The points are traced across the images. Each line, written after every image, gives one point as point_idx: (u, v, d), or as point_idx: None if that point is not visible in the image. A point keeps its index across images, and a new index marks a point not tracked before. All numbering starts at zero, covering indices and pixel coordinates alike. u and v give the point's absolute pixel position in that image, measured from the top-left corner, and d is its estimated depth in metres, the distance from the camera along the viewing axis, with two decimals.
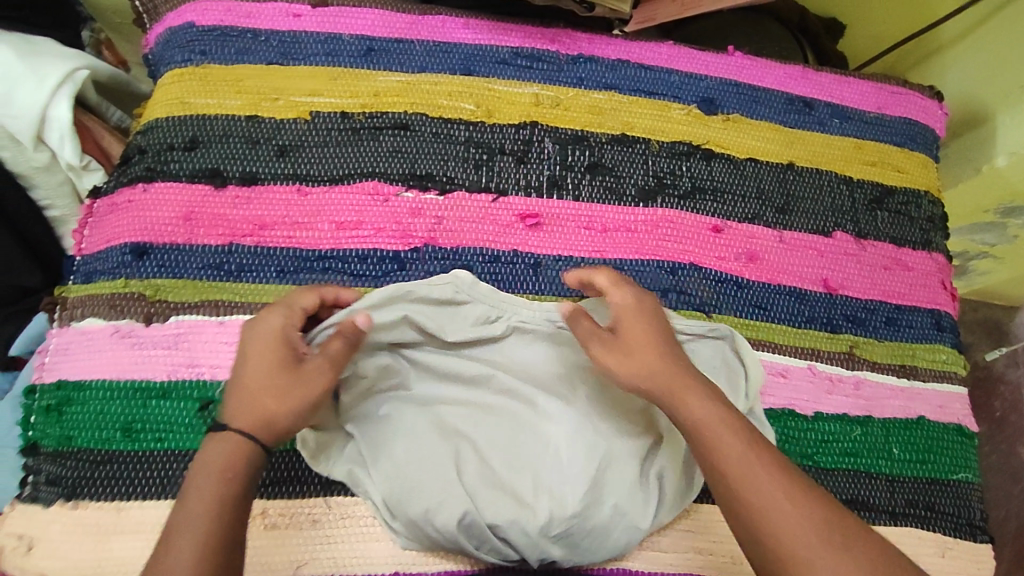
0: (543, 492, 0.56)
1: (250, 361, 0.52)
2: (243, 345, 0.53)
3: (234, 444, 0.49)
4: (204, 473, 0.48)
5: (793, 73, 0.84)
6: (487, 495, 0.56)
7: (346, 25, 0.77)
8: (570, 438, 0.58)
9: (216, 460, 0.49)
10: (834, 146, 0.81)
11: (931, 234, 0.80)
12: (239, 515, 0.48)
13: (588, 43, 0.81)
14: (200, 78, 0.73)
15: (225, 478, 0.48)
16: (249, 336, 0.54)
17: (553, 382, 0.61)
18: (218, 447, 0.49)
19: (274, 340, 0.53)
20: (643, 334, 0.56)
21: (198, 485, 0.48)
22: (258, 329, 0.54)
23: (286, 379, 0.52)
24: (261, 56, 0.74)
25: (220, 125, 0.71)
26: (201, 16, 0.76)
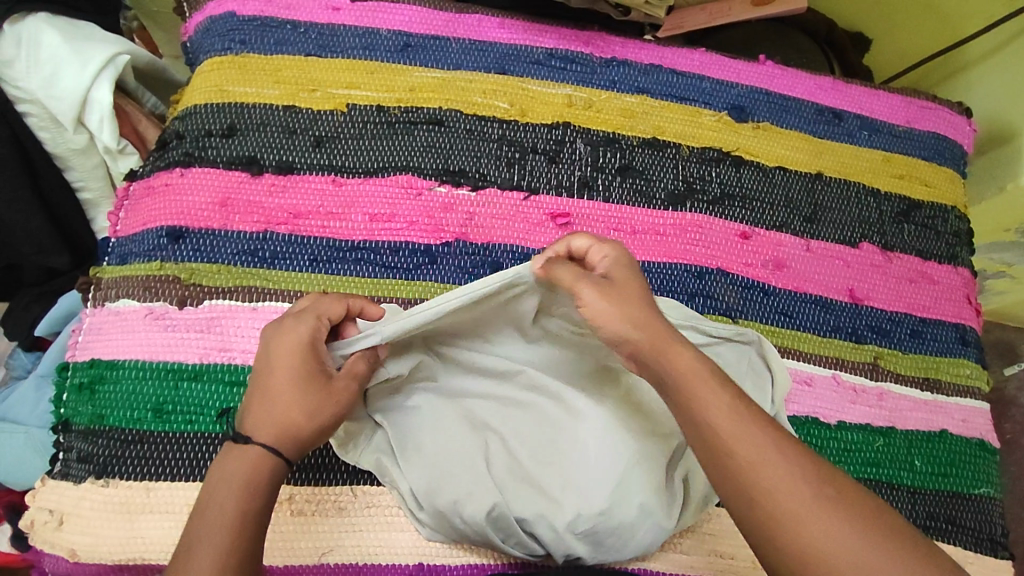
0: (571, 489, 0.55)
1: (277, 372, 0.51)
2: (269, 353, 0.52)
3: (258, 457, 0.49)
4: (228, 484, 0.48)
5: (823, 84, 0.85)
6: (514, 489, 0.56)
7: (384, 21, 0.78)
8: (599, 437, 0.57)
9: (239, 473, 0.49)
10: (862, 158, 0.82)
11: (957, 248, 0.81)
12: (261, 527, 0.48)
13: (621, 47, 0.82)
14: (240, 67, 0.74)
15: (248, 491, 0.48)
16: (277, 345, 0.52)
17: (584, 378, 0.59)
18: (241, 460, 0.49)
19: (301, 352, 0.52)
20: (631, 289, 0.50)
21: (220, 496, 0.47)
22: (283, 339, 0.52)
23: (315, 396, 0.51)
24: (300, 47, 0.75)
25: (258, 114, 0.72)
26: (243, 6, 0.77)
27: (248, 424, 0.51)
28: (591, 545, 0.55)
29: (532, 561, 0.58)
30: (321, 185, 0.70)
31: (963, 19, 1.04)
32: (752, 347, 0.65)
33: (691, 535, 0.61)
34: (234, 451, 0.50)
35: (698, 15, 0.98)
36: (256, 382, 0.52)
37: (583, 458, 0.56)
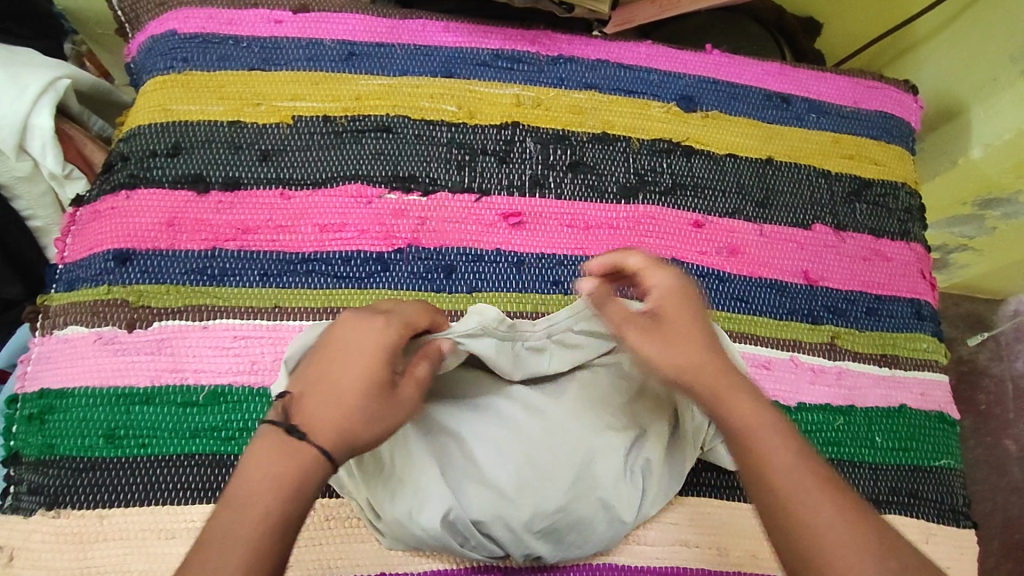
0: (530, 487, 0.55)
1: (346, 369, 0.48)
2: (345, 348, 0.49)
3: (310, 460, 0.46)
4: (275, 484, 0.45)
5: (770, 70, 0.85)
6: (470, 492, 0.55)
7: (327, 31, 0.77)
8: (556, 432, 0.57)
9: (286, 472, 0.45)
10: (812, 141, 0.83)
11: (909, 224, 0.82)
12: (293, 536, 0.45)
13: (568, 44, 0.82)
14: (182, 85, 0.73)
15: (296, 499, 0.45)
16: (349, 343, 0.50)
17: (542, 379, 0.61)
18: (288, 458, 0.45)
19: (377, 356, 0.49)
20: (686, 325, 0.53)
21: (263, 497, 0.44)
22: (364, 338, 0.50)
23: (379, 404, 0.49)
24: (242, 62, 0.74)
25: (202, 131, 0.71)
26: (183, 24, 0.76)
27: (301, 418, 0.47)
28: (550, 540, 0.56)
29: (493, 563, 0.58)
30: (269, 198, 0.69)
31: None
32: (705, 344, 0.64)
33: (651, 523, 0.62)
34: (283, 446, 0.46)
35: (647, 8, 0.99)
36: (321, 371, 0.49)
37: (541, 455, 0.56)
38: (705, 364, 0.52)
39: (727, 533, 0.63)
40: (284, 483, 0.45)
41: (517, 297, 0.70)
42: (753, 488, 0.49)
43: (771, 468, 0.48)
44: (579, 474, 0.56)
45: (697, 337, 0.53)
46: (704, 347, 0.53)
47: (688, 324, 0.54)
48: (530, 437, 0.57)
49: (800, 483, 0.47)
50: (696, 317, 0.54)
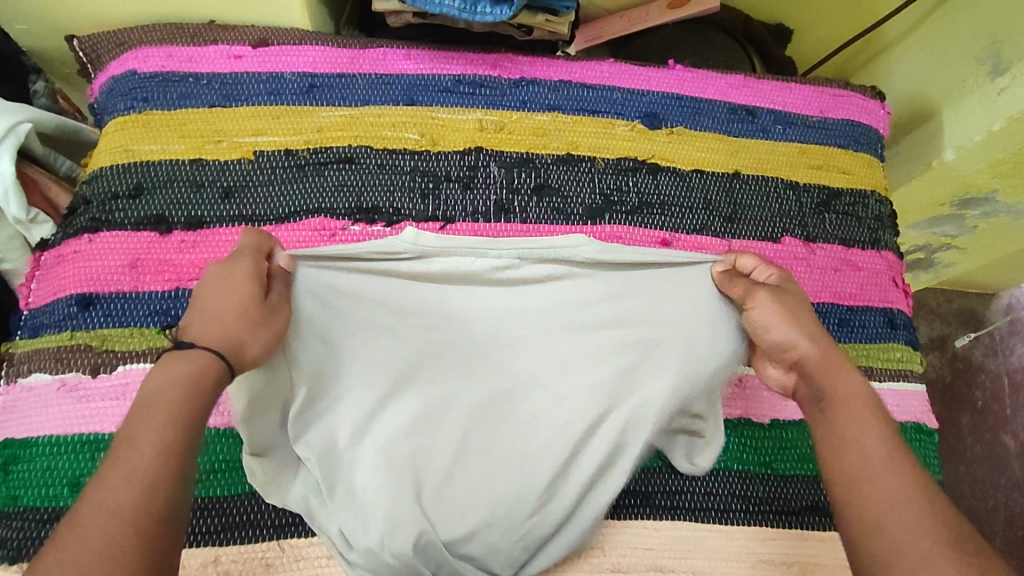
0: (504, 505, 0.58)
1: (217, 297, 0.52)
2: (211, 288, 0.52)
3: (203, 361, 0.49)
4: (170, 387, 0.48)
5: (735, 82, 0.85)
6: (440, 513, 0.58)
7: (288, 63, 0.77)
8: (521, 449, 0.60)
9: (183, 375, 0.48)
10: (779, 153, 0.83)
11: (880, 232, 0.81)
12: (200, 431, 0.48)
13: (530, 66, 0.82)
14: (143, 125, 0.73)
15: (194, 391, 0.48)
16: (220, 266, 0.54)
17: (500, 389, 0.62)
18: (181, 364, 0.49)
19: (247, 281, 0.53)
20: (799, 304, 0.59)
21: (161, 398, 0.47)
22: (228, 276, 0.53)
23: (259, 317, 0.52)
24: (203, 99, 0.75)
25: (164, 170, 0.71)
26: (143, 63, 0.76)
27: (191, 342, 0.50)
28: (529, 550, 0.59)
29: None
30: (233, 235, 0.70)
31: (877, 2, 1.05)
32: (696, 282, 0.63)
33: (621, 546, 0.63)
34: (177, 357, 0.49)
35: (616, 23, 1.05)
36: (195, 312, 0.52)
37: (513, 471, 0.59)
38: (820, 346, 0.57)
39: (702, 555, 0.63)
40: (187, 388, 0.48)
41: None
42: (838, 458, 0.53)
43: (862, 449, 0.52)
44: (551, 488, 0.59)
45: (805, 319, 0.59)
46: (809, 326, 0.58)
47: (794, 304, 0.59)
48: (500, 454, 0.60)
49: (883, 459, 0.52)
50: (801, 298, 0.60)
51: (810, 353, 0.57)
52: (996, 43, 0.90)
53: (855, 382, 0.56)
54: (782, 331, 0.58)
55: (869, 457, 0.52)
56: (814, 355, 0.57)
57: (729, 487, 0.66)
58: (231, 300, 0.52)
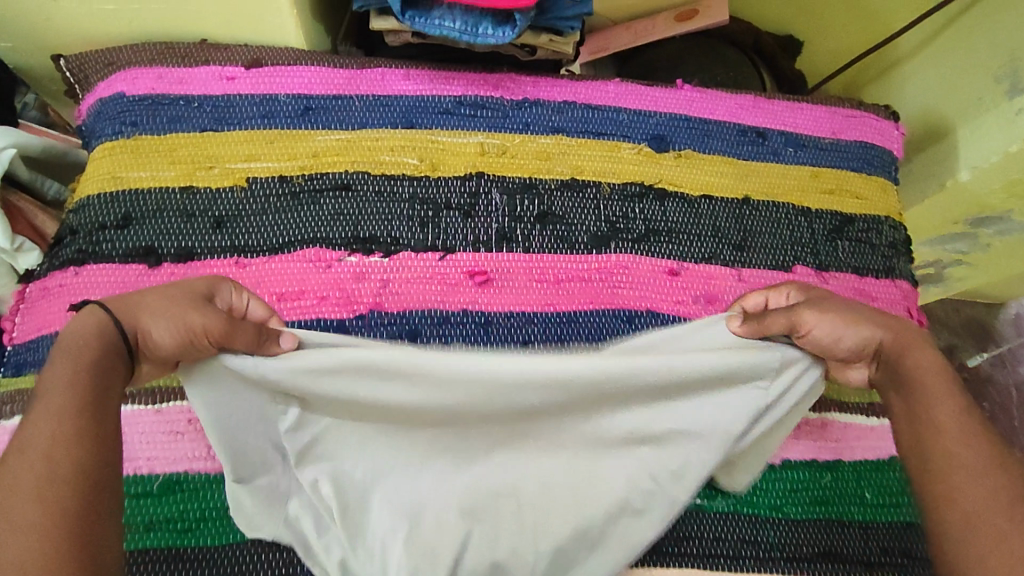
0: (498, 541, 0.58)
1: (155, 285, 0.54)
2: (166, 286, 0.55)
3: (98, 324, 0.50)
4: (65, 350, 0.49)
5: (745, 103, 0.82)
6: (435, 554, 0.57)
7: (282, 85, 0.75)
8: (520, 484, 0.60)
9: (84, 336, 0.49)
10: (790, 177, 0.80)
11: (894, 260, 0.79)
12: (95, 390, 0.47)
13: (533, 86, 0.79)
14: (131, 151, 0.70)
15: (84, 349, 0.48)
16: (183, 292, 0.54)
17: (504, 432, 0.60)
18: (86, 325, 0.50)
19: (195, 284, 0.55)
20: (853, 309, 0.61)
21: (58, 362, 0.48)
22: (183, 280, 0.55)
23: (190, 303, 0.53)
24: (194, 123, 0.72)
25: (154, 199, 0.69)
26: (132, 85, 0.73)
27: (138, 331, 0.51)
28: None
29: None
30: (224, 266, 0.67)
31: (891, 14, 1.02)
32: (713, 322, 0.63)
33: None
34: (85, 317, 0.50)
35: (622, 35, 1.03)
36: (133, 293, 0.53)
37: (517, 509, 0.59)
38: (896, 324, 0.60)
39: None
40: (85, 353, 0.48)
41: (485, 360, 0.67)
42: (917, 433, 0.56)
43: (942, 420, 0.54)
44: (557, 520, 0.59)
45: (869, 306, 0.62)
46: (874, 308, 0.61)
47: (849, 298, 0.63)
48: (506, 483, 0.60)
49: (957, 428, 0.54)
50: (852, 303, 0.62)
51: (896, 336, 0.59)
52: (1013, 61, 0.86)
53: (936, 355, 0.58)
54: (852, 332, 0.59)
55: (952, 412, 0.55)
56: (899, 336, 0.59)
57: (737, 532, 0.64)
58: (196, 322, 0.51)
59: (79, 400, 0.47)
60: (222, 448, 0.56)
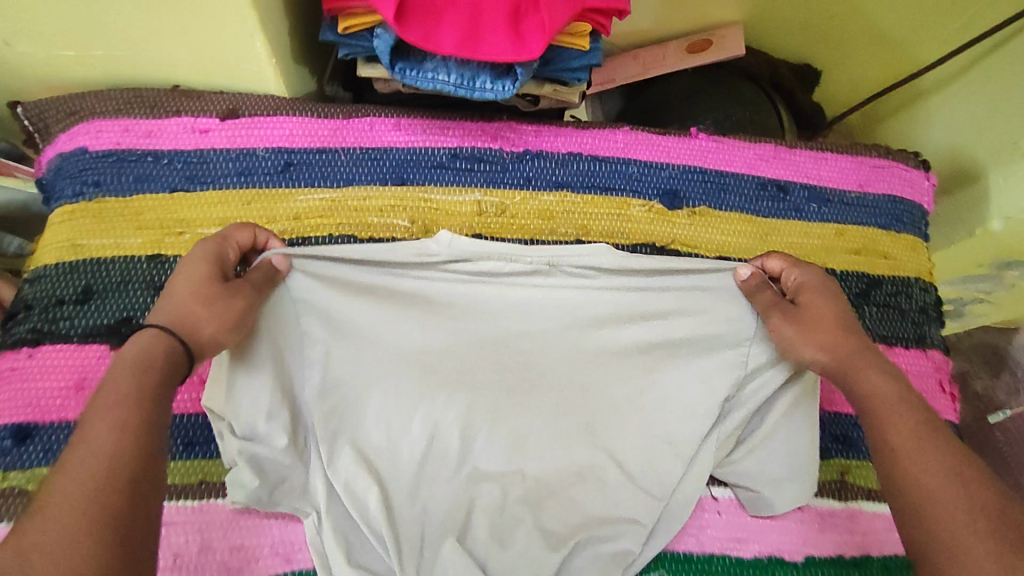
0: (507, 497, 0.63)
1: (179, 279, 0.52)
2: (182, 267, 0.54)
3: (156, 338, 0.48)
4: (121, 365, 0.46)
5: (765, 153, 0.76)
6: (451, 511, 0.62)
7: (261, 138, 0.68)
8: (517, 451, 0.64)
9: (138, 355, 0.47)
10: (812, 235, 0.74)
11: (925, 327, 0.73)
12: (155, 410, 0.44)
13: (535, 136, 0.73)
14: (94, 215, 0.64)
15: (143, 368, 0.46)
16: (194, 276, 0.52)
17: (494, 387, 0.65)
18: (140, 343, 0.47)
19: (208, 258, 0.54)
20: (826, 314, 0.59)
21: (115, 377, 0.45)
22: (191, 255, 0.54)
23: (211, 289, 0.52)
24: (164, 182, 0.66)
25: (117, 269, 0.63)
26: (95, 139, 0.67)
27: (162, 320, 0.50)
28: (551, 540, 0.61)
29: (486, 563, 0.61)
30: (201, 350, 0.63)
31: (917, 46, 0.95)
32: (726, 293, 0.64)
33: None
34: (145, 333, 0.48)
35: (630, 65, 0.97)
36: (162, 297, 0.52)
37: (518, 467, 0.64)
38: (848, 344, 0.57)
39: None
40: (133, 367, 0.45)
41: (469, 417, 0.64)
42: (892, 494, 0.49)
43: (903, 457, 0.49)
44: (562, 477, 0.64)
45: (837, 329, 0.57)
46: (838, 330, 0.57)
47: (825, 313, 0.59)
48: (507, 452, 0.64)
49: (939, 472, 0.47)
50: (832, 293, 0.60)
51: (830, 356, 0.57)
52: None
53: (889, 378, 0.54)
54: (808, 334, 0.58)
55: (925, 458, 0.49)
56: (835, 355, 0.57)
57: None
58: (234, 303, 0.53)
59: (138, 415, 0.43)
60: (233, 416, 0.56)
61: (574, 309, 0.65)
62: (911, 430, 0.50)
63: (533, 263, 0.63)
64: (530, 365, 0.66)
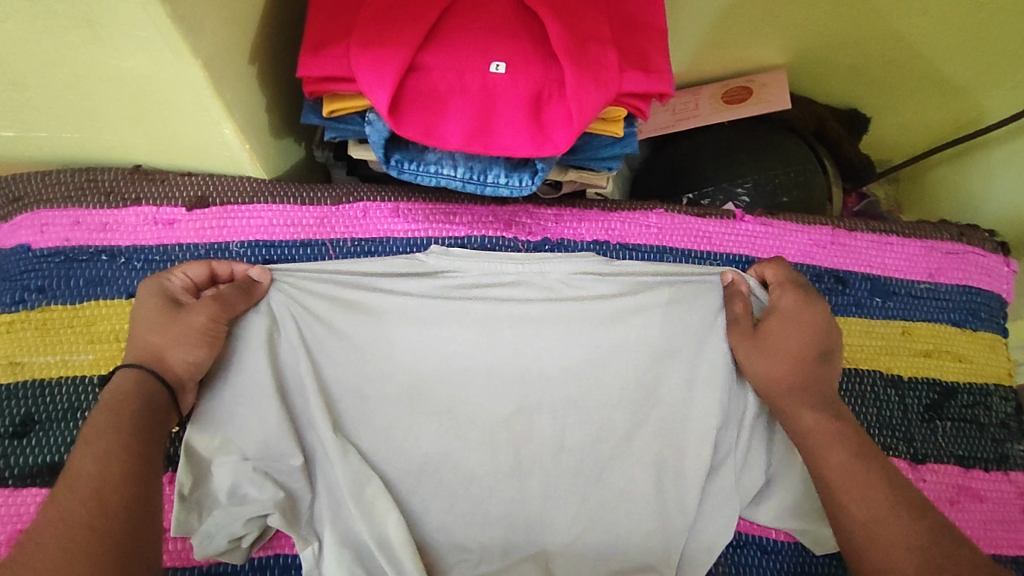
0: (519, 533, 0.55)
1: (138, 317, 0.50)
2: (136, 309, 0.51)
3: (135, 379, 0.47)
4: (105, 404, 0.45)
5: (821, 239, 0.66)
6: (466, 533, 0.54)
7: (235, 230, 0.59)
8: (542, 470, 0.55)
9: (125, 389, 0.46)
10: (876, 335, 0.64)
11: (1006, 444, 0.63)
12: (148, 447, 0.43)
13: (555, 221, 0.62)
14: (37, 328, 0.55)
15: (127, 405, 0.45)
16: (148, 306, 0.50)
17: (506, 397, 0.56)
18: (124, 381, 0.46)
19: (159, 293, 0.51)
20: (786, 343, 0.53)
21: (100, 415, 0.44)
22: (145, 294, 0.51)
23: (165, 317, 0.50)
24: (120, 286, 0.56)
25: (63, 392, 0.53)
26: (39, 235, 0.57)
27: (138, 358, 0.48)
28: None
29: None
30: (169, 494, 0.52)
31: (981, 96, 0.85)
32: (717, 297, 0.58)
33: None
34: (127, 372, 0.47)
35: (658, 114, 0.86)
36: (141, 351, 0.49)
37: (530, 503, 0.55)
38: (802, 375, 0.52)
39: None
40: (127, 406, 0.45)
41: (475, 422, 0.55)
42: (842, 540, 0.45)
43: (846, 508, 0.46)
44: (575, 532, 0.55)
45: (791, 361, 0.52)
46: (805, 370, 0.52)
47: (784, 338, 0.53)
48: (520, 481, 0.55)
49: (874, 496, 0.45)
50: (808, 318, 0.54)
51: (775, 383, 0.52)
52: None
53: (819, 410, 0.50)
54: (761, 361, 0.53)
55: (865, 503, 0.45)
56: (778, 384, 0.52)
57: None
58: (193, 322, 0.49)
59: (131, 437, 0.43)
60: (209, 452, 0.50)
61: (585, 312, 0.57)
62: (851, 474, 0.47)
63: (520, 271, 0.59)
64: (537, 392, 0.56)
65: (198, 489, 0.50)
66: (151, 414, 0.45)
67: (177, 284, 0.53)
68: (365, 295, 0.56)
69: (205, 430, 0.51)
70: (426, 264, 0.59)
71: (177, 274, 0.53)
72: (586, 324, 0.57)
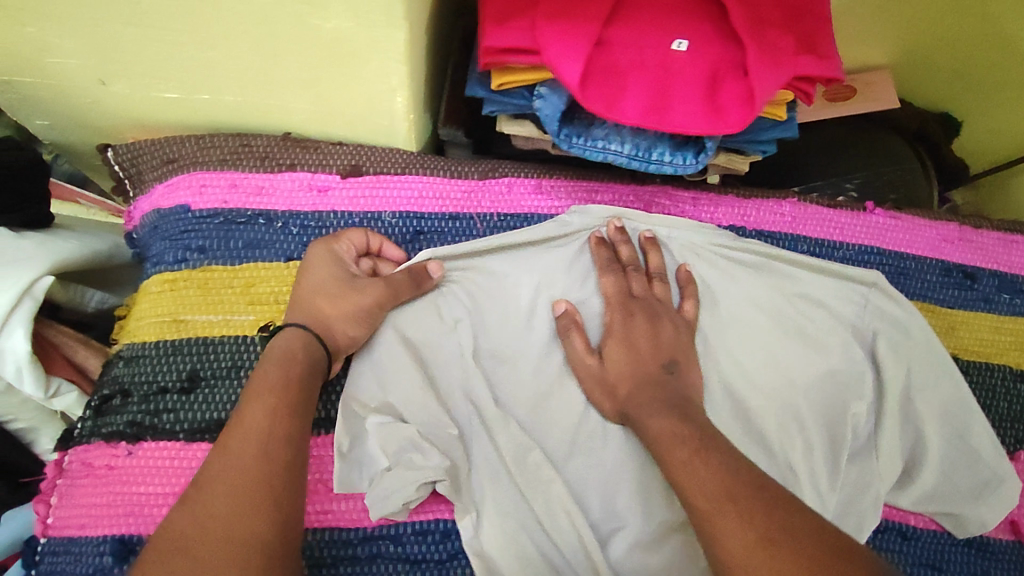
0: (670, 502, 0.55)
1: (311, 277, 0.52)
2: (304, 272, 0.52)
3: (297, 340, 0.49)
4: (271, 361, 0.47)
5: (949, 234, 0.66)
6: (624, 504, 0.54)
7: (386, 201, 0.59)
8: None
9: (294, 349, 0.48)
10: (1004, 331, 0.64)
11: None
12: (306, 408, 0.46)
13: (693, 205, 0.63)
14: (198, 287, 0.56)
15: (288, 364, 0.47)
16: (324, 272, 0.52)
17: None
18: (297, 339, 0.49)
19: (332, 260, 0.53)
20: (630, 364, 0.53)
21: (264, 371, 0.46)
22: (314, 262, 0.53)
23: (339, 287, 0.52)
24: (278, 250, 0.57)
25: (227, 351, 0.54)
26: (198, 196, 0.58)
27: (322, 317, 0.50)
28: None
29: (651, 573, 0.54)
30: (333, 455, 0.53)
31: None
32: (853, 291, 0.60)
33: None
34: (291, 333, 0.49)
35: None
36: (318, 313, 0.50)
37: None
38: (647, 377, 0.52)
39: None
40: (294, 366, 0.47)
41: None
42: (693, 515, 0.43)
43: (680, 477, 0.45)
44: None
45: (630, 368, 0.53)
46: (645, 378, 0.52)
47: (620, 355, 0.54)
48: None
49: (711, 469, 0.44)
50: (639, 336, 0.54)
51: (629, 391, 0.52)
52: None
53: (670, 417, 0.49)
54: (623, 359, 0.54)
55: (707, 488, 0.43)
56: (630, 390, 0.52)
57: None
58: (362, 301, 0.51)
59: (290, 396, 0.45)
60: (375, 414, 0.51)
61: (727, 294, 0.60)
62: (699, 458, 0.45)
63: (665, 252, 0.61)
64: None
65: (356, 449, 0.51)
66: (309, 375, 0.48)
67: (343, 249, 0.54)
68: (519, 265, 0.57)
69: (375, 392, 0.52)
70: (579, 231, 0.59)
71: (344, 241, 0.54)
72: (729, 308, 0.60)
